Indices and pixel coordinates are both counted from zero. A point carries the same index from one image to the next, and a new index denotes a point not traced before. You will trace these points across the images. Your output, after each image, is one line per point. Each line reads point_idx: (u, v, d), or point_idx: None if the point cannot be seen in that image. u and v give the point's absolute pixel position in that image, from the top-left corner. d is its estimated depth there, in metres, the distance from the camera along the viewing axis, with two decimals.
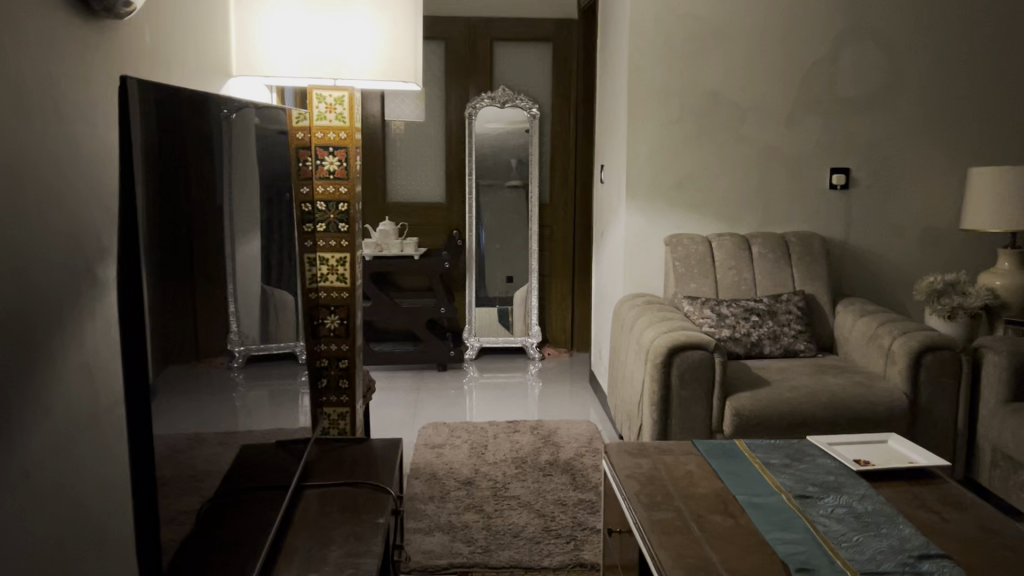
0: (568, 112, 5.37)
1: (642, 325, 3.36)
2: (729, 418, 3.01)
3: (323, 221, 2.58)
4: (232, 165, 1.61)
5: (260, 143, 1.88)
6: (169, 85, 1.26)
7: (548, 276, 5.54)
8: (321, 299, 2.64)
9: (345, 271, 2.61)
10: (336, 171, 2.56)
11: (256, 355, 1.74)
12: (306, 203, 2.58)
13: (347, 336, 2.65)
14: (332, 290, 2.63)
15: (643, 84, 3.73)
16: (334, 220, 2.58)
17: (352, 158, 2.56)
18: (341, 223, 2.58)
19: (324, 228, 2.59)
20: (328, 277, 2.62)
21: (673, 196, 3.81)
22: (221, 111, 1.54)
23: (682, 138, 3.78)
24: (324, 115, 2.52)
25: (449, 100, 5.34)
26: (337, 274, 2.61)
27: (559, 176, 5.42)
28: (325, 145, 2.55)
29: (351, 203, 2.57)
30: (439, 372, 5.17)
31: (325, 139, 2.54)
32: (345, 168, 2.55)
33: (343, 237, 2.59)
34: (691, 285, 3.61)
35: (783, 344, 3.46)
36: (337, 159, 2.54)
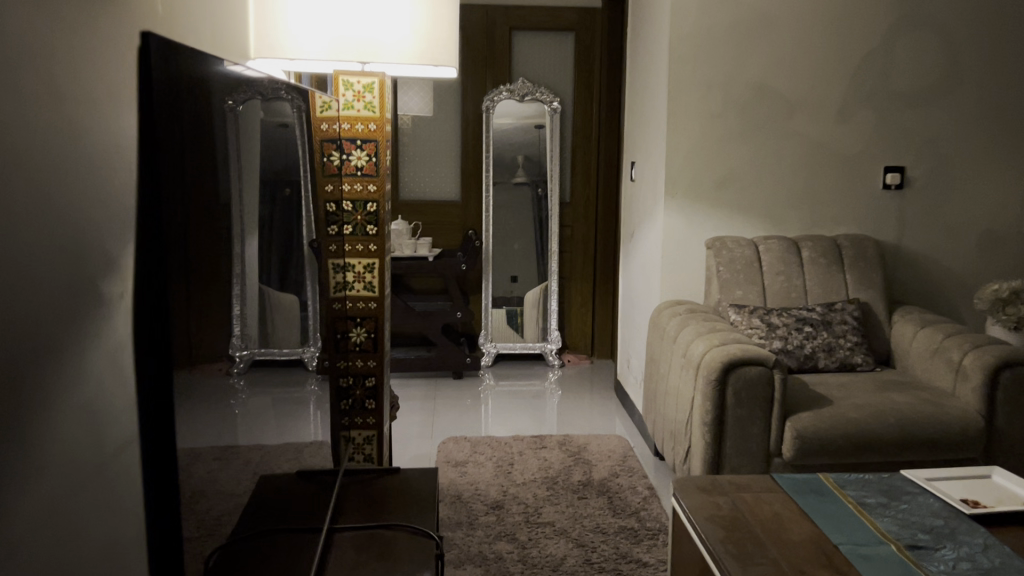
0: (591, 105, 5.09)
1: (684, 335, 3.09)
2: (790, 441, 2.74)
3: (351, 222, 2.33)
4: (250, 164, 1.32)
5: (279, 137, 1.61)
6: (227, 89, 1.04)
7: (567, 279, 5.28)
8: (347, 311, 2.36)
9: (373, 279, 2.34)
10: (364, 167, 2.30)
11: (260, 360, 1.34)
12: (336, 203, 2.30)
13: (375, 351, 2.37)
14: (358, 300, 2.35)
15: (686, 75, 3.45)
16: (362, 222, 2.33)
17: (382, 152, 2.30)
18: (369, 226, 2.33)
19: (352, 233, 2.33)
20: (355, 285, 2.35)
21: (716, 195, 3.54)
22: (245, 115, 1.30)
23: (726, 133, 3.51)
24: (351, 104, 2.27)
25: (465, 93, 5.06)
26: (365, 282, 2.35)
27: (580, 173, 5.16)
28: (352, 138, 2.28)
29: (381, 204, 2.32)
30: (455, 379, 4.89)
31: (352, 131, 2.28)
32: (374, 163, 2.29)
33: (371, 241, 2.33)
34: (737, 292, 3.34)
35: (838, 357, 3.20)
36: (365, 153, 2.29)
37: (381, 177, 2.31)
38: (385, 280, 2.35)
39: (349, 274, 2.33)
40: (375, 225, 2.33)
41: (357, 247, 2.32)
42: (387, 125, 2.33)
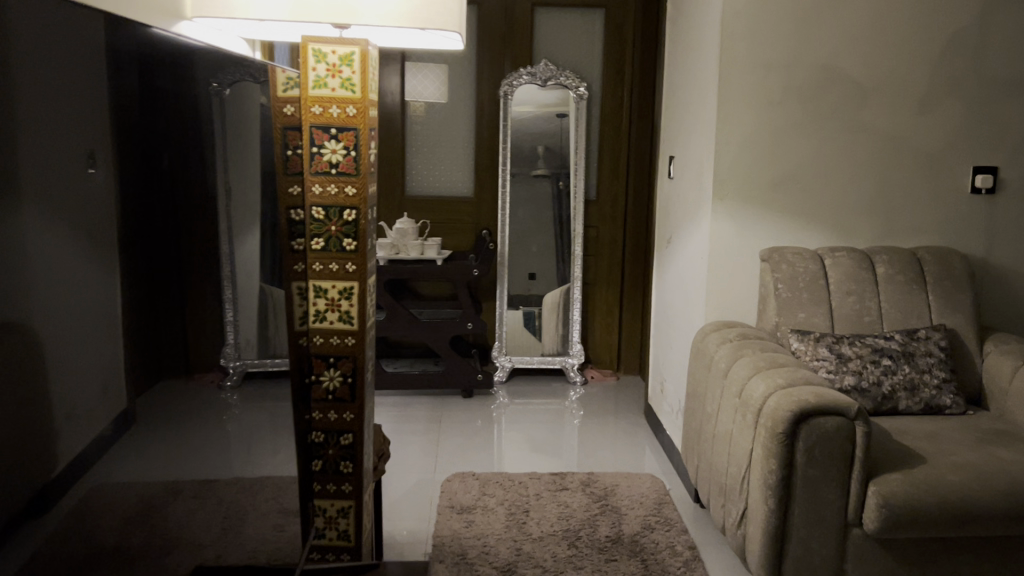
0: (622, 92, 4.53)
1: (737, 370, 2.55)
2: (873, 510, 2.20)
3: (321, 235, 1.79)
4: (110, 141, 0.90)
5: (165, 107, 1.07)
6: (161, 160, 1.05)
7: (591, 285, 4.72)
8: (315, 348, 1.83)
9: (350, 309, 1.82)
10: (341, 165, 1.77)
11: (256, 371, 1.48)
12: (306, 210, 1.78)
13: (352, 401, 1.85)
14: (332, 336, 1.82)
15: (740, 56, 2.90)
16: (336, 235, 1.79)
17: (364, 144, 1.77)
18: (346, 240, 1.79)
19: (324, 249, 1.80)
20: (327, 316, 1.81)
21: (774, 199, 2.99)
22: (188, 128, 1.14)
23: (786, 125, 2.96)
24: (324, 81, 1.74)
25: (481, 78, 4.53)
26: (340, 312, 1.81)
27: (608, 167, 4.61)
28: (324, 125, 1.75)
29: (361, 211, 1.79)
30: (464, 399, 4.35)
31: (325, 116, 1.75)
32: (353, 159, 1.77)
33: (349, 260, 1.80)
34: (800, 315, 2.80)
35: (922, 398, 2.66)
36: (341, 145, 1.76)
37: (362, 177, 1.78)
38: (364, 311, 1.83)
39: (320, 303, 1.81)
40: (355, 240, 1.80)
41: (330, 267, 1.79)
42: (370, 109, 1.79)
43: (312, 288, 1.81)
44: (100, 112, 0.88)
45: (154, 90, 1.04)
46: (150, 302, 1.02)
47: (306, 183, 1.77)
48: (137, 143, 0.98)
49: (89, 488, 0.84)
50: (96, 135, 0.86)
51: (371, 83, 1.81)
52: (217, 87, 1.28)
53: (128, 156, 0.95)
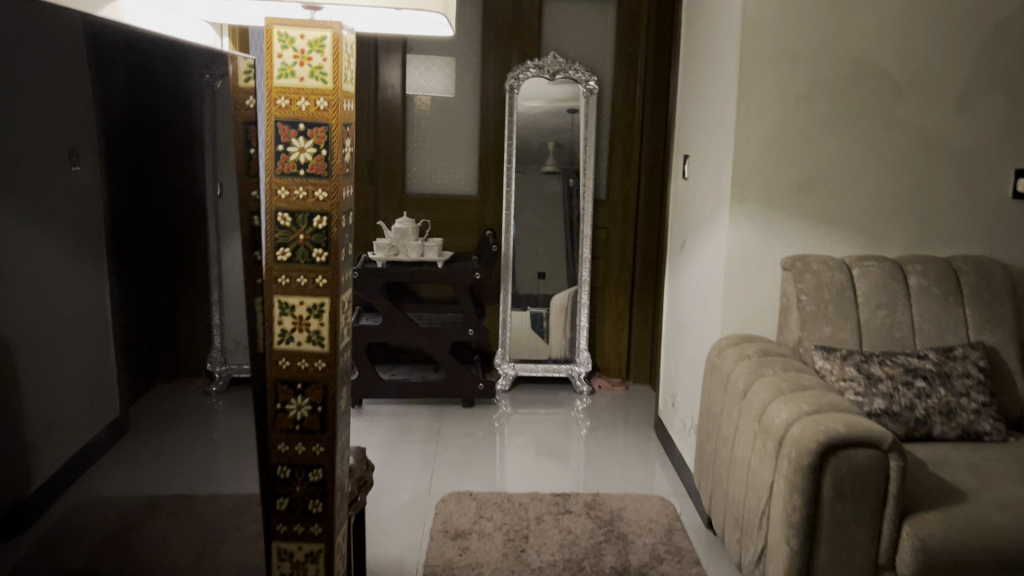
0: (634, 85, 4.31)
1: (756, 392, 2.33)
2: (909, 552, 1.97)
3: (287, 244, 1.57)
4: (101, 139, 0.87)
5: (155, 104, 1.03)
6: (150, 160, 1.02)
7: (600, 289, 4.49)
8: (282, 371, 1.61)
9: (321, 328, 1.60)
10: (310, 165, 1.56)
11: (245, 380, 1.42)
12: (270, 217, 1.57)
13: (323, 432, 1.63)
14: (302, 359, 1.61)
15: (763, 47, 2.67)
16: (305, 244, 1.57)
17: (337, 141, 1.55)
18: (316, 250, 1.57)
19: (291, 261, 1.58)
20: (295, 336, 1.60)
21: (798, 203, 2.76)
22: (176, 128, 1.10)
23: (811, 123, 2.73)
24: (291, 69, 1.53)
25: (486, 71, 4.31)
26: (309, 333, 1.60)
27: (619, 165, 4.38)
28: (291, 120, 1.54)
29: (333, 218, 1.56)
30: (465, 409, 4.13)
31: (292, 110, 1.54)
32: (324, 158, 1.54)
33: (319, 273, 1.58)
34: (825, 330, 2.58)
35: (959, 424, 2.42)
36: (310, 143, 1.54)
37: (334, 179, 1.56)
38: (338, 330, 1.61)
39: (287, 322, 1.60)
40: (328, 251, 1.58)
41: (298, 282, 1.58)
42: (345, 101, 1.58)
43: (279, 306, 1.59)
44: (85, 109, 0.83)
45: (143, 87, 1.00)
46: (134, 308, 0.96)
47: (272, 187, 1.56)
48: (122, 141, 0.93)
49: (63, 510, 0.80)
50: (78, 130, 0.82)
51: (347, 71, 1.59)
52: (207, 82, 1.25)
53: (117, 156, 0.91)
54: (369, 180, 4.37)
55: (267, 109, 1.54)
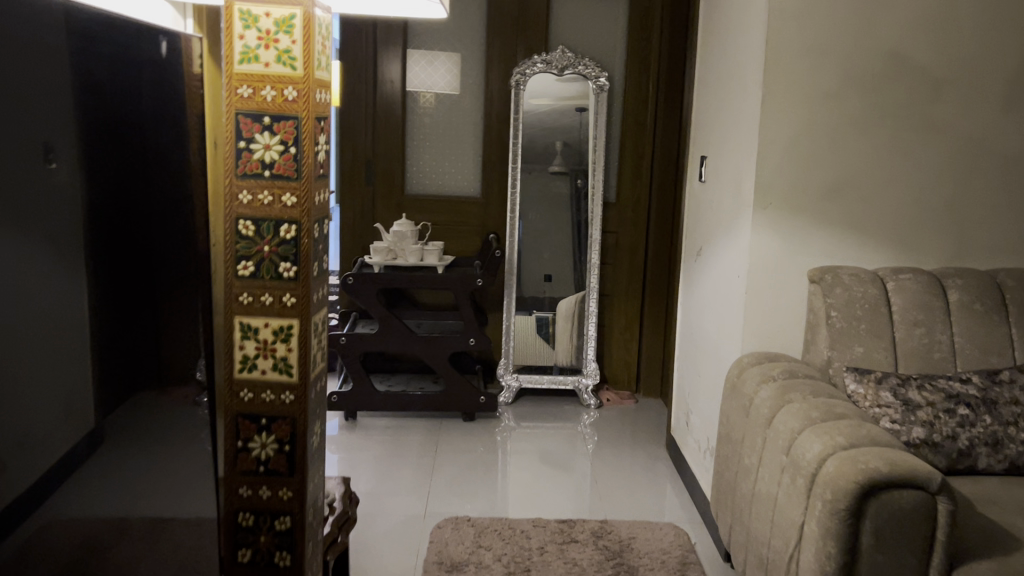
0: (647, 82, 4.08)
1: (784, 420, 2.10)
2: None
3: (250, 256, 1.36)
4: (77, 139, 0.82)
5: (163, 100, 0.95)
6: (152, 161, 0.93)
7: (609, 297, 4.25)
8: (246, 402, 1.40)
9: (289, 354, 1.38)
10: (277, 165, 1.34)
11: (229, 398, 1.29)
12: (232, 225, 1.36)
13: (292, 473, 1.41)
14: (268, 391, 1.40)
15: (791, 40, 2.44)
16: (270, 256, 1.36)
17: (309, 138, 1.33)
18: (284, 264, 1.36)
19: (255, 276, 1.37)
20: (260, 363, 1.38)
21: (827, 211, 2.54)
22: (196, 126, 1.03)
23: (843, 122, 2.50)
24: (254, 54, 1.31)
25: (490, 66, 4.09)
26: (276, 359, 1.38)
27: (630, 167, 4.14)
28: (255, 112, 1.32)
29: (304, 227, 1.34)
30: (465, 422, 3.90)
31: (255, 101, 1.32)
32: (293, 157, 1.33)
33: (288, 289, 1.36)
34: (857, 349, 2.36)
35: (1007, 455, 2.19)
36: (276, 140, 1.33)
37: (305, 181, 1.34)
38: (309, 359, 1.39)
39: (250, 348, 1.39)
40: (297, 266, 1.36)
41: (261, 301, 1.36)
42: (319, 90, 1.36)
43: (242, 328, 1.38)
44: (58, 104, 0.80)
45: (148, 80, 0.93)
46: (127, 317, 0.90)
47: (232, 190, 1.35)
48: (105, 139, 0.86)
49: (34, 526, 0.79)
50: (51, 126, 0.79)
51: (321, 56, 1.37)
52: None
53: (98, 156, 0.85)
54: (366, 180, 4.15)
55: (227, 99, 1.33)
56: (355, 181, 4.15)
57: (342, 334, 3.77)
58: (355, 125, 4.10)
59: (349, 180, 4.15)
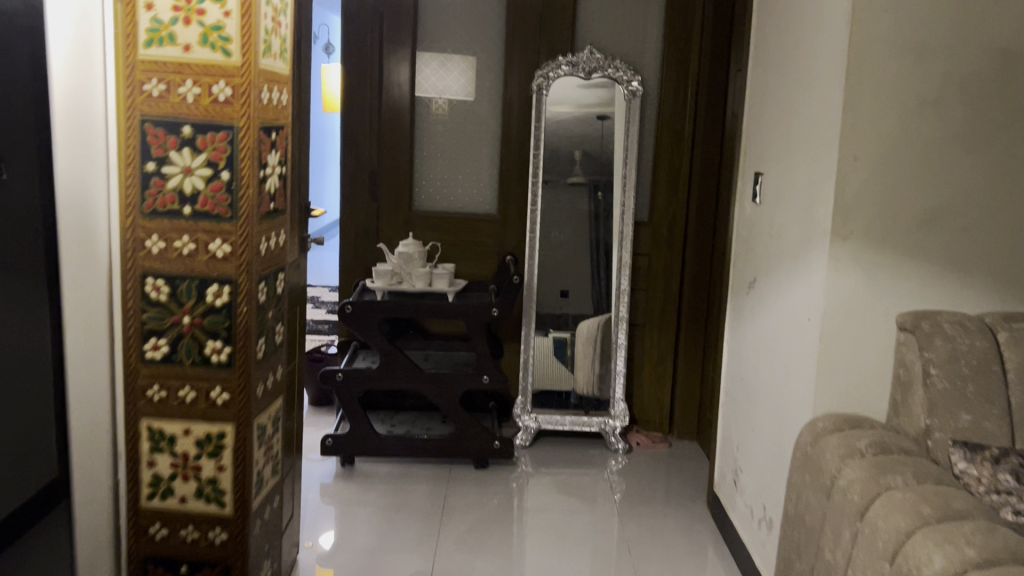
0: (686, 87, 3.63)
1: (882, 514, 1.65)
2: None
3: (181, 313, 1.71)
4: None
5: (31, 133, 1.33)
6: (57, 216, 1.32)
7: (639, 327, 3.80)
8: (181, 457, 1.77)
9: (222, 396, 1.75)
10: (209, 200, 1.67)
11: None
12: (148, 279, 1.70)
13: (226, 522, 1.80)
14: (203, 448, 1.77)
15: (879, 34, 2.00)
16: (204, 314, 1.72)
17: (243, 161, 1.66)
18: (216, 323, 1.72)
19: (171, 346, 1.73)
20: (194, 404, 1.74)
21: (919, 243, 2.09)
22: None
23: (939, 134, 2.06)
24: (173, 38, 1.61)
25: (509, 68, 3.65)
26: (212, 400, 1.75)
27: (666, 182, 3.69)
28: (182, 135, 1.64)
29: (239, 279, 1.70)
30: (477, 471, 3.44)
31: (181, 106, 1.63)
32: (225, 204, 1.67)
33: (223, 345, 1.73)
34: (965, 418, 1.91)
35: None
36: (205, 173, 1.65)
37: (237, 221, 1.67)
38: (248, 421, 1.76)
39: (171, 392, 1.74)
40: (227, 331, 1.72)
41: (198, 357, 1.73)
42: (257, 85, 1.66)
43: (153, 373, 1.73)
44: None
45: None
46: None
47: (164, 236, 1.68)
48: None
49: None
50: None
51: (261, 45, 1.67)
52: None
53: None
54: (370, 196, 3.73)
55: (150, 126, 1.64)
56: (358, 195, 3.73)
57: (338, 369, 3.34)
58: (358, 133, 3.68)
59: (351, 194, 3.73)
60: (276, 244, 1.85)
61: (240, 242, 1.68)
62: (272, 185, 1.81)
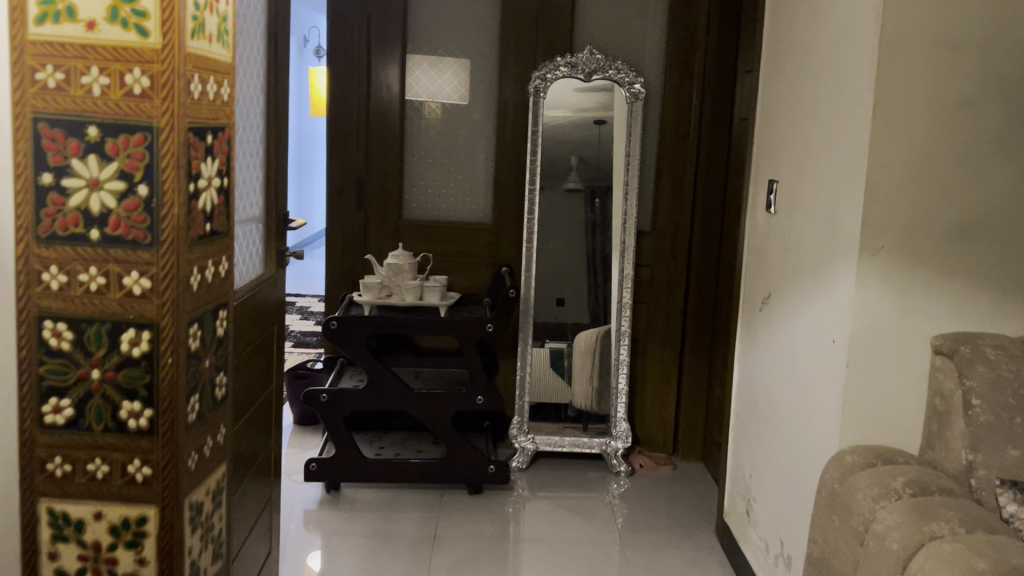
0: (690, 90, 3.44)
1: (929, 569, 1.46)
2: None
3: (85, 367, 1.43)
4: None
5: None
6: None
7: (641, 341, 3.60)
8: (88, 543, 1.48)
9: (141, 471, 1.46)
10: (125, 226, 1.38)
11: None
12: (46, 322, 1.40)
13: None
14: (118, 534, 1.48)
15: (913, 30, 1.81)
16: (117, 370, 1.43)
17: (165, 176, 1.37)
18: (131, 380, 1.43)
19: (76, 408, 1.44)
20: (106, 476, 1.46)
21: (955, 258, 1.90)
22: None
23: (978, 140, 1.87)
24: (76, 18, 1.32)
25: (505, 70, 3.45)
26: (129, 473, 1.46)
27: (669, 190, 3.50)
28: (85, 146, 1.36)
29: (161, 324, 1.41)
30: (471, 496, 3.24)
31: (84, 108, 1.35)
32: (143, 232, 1.38)
33: (142, 408, 1.44)
34: (1011, 454, 1.72)
35: None
36: (114, 193, 1.37)
37: (157, 252, 1.39)
38: (177, 496, 1.48)
39: (78, 463, 1.46)
40: (148, 388, 1.43)
41: (115, 419, 1.44)
42: (184, 73, 1.37)
43: (54, 440, 1.45)
44: None
45: None
46: None
47: (65, 271, 1.39)
48: None
49: None
50: None
51: (191, 24, 1.39)
52: None
53: None
54: (357, 204, 3.53)
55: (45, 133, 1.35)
56: (345, 203, 3.53)
57: (323, 391, 3.14)
58: (345, 139, 3.49)
59: (337, 202, 3.53)
60: (212, 275, 1.57)
61: (163, 278, 1.40)
62: (209, 202, 1.54)
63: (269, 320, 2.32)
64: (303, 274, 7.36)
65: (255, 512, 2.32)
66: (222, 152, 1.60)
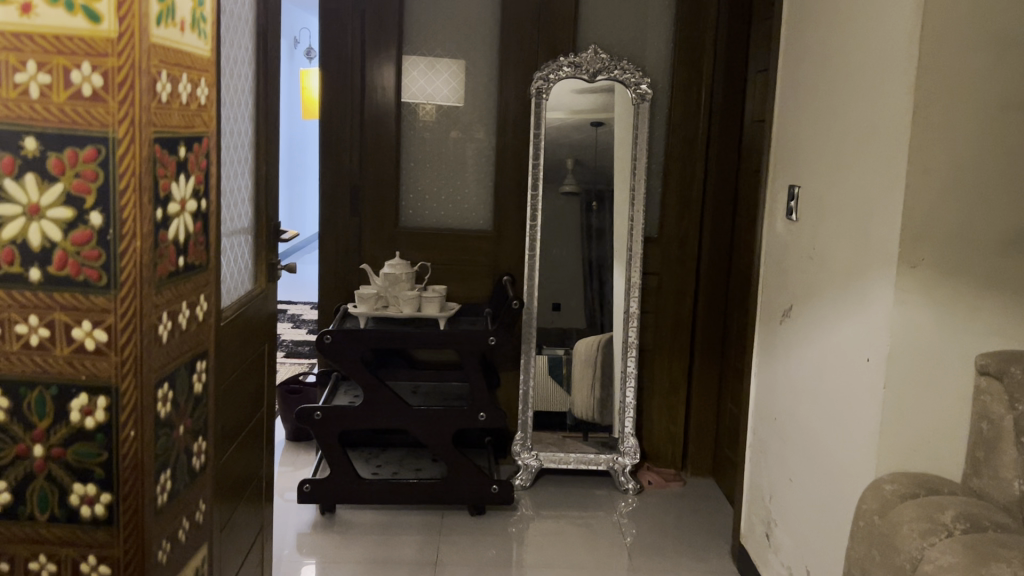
0: (699, 91, 3.30)
1: None
2: None
3: (27, 444, 1.31)
4: None
5: None
6: None
7: (648, 353, 3.46)
8: None
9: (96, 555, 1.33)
10: (77, 268, 1.26)
11: None
12: None
13: None
14: None
15: (956, 26, 1.67)
16: (63, 445, 1.31)
17: (126, 205, 1.25)
18: (82, 455, 1.31)
19: (19, 489, 1.32)
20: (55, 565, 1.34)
21: (1001, 271, 1.76)
22: None
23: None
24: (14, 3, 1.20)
25: (506, 70, 3.31)
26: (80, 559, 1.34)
27: (677, 195, 3.36)
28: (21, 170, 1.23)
29: (120, 383, 1.29)
30: (474, 517, 3.10)
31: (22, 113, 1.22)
32: (94, 284, 1.26)
33: (95, 487, 1.32)
34: None
35: None
36: (58, 233, 1.25)
37: (114, 297, 1.26)
38: None
39: (21, 560, 1.34)
40: (105, 466, 1.31)
41: (65, 494, 1.32)
42: (150, 73, 1.25)
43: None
44: None
45: None
46: None
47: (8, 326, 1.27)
48: None
49: None
50: None
51: (155, 11, 1.27)
52: None
53: None
54: (352, 211, 3.38)
55: None
56: (339, 210, 3.38)
57: (317, 408, 3.00)
58: (339, 143, 3.34)
59: (331, 209, 3.38)
60: (184, 320, 1.44)
61: (122, 333, 1.27)
62: (182, 232, 1.41)
63: (260, 339, 2.18)
64: (296, 281, 7.20)
65: (248, 542, 2.18)
66: (199, 163, 1.47)
